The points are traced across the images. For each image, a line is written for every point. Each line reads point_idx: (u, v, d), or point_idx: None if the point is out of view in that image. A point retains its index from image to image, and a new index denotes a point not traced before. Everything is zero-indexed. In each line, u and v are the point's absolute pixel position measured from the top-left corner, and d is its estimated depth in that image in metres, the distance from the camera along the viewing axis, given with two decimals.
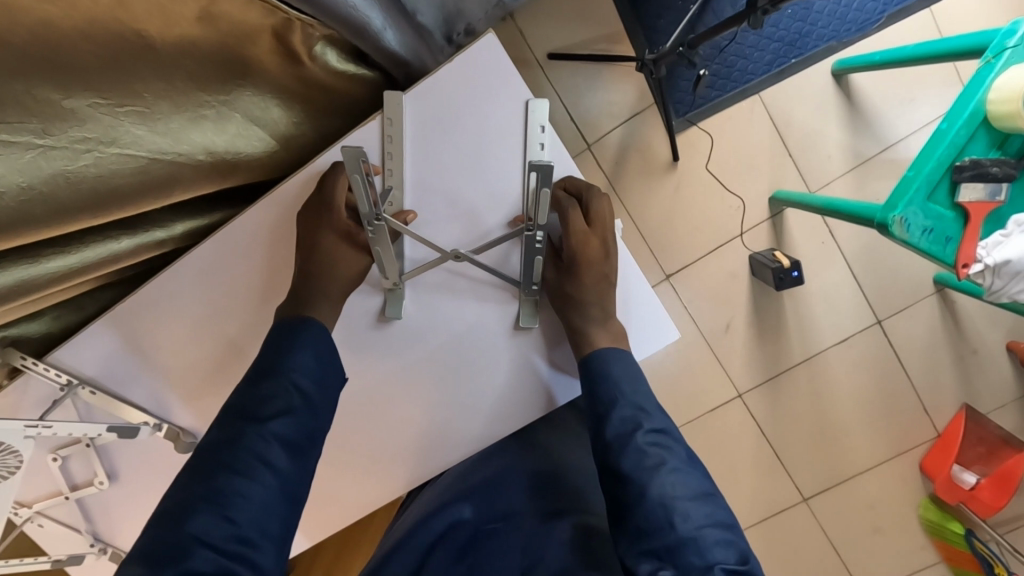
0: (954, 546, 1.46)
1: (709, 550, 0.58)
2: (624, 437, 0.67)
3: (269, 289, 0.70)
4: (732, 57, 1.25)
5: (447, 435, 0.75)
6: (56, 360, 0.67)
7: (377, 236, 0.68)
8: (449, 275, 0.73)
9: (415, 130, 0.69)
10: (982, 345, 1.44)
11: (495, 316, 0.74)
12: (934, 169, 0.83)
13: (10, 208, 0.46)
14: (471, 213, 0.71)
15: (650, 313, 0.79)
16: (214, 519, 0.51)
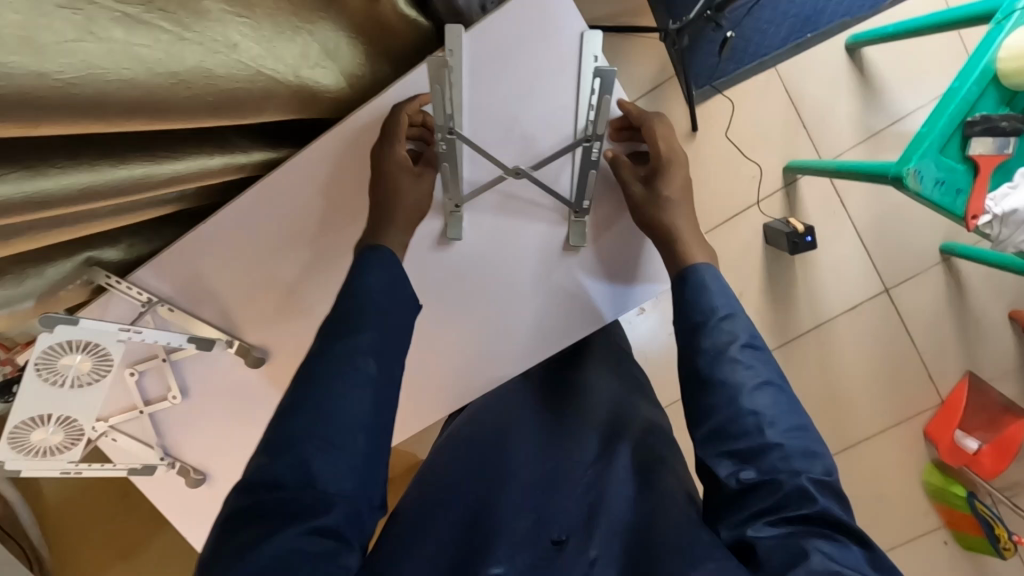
0: (955, 508, 1.49)
1: (795, 458, 0.59)
2: (719, 346, 0.66)
3: (337, 211, 0.73)
4: (750, 31, 1.30)
5: (505, 352, 0.81)
6: (137, 279, 0.71)
7: (448, 151, 0.71)
8: (502, 198, 0.77)
9: (473, 65, 0.71)
10: (985, 314, 1.49)
11: (548, 239, 0.78)
12: (946, 124, 0.89)
13: (156, 100, 0.44)
14: (526, 137, 0.74)
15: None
16: (321, 421, 0.55)
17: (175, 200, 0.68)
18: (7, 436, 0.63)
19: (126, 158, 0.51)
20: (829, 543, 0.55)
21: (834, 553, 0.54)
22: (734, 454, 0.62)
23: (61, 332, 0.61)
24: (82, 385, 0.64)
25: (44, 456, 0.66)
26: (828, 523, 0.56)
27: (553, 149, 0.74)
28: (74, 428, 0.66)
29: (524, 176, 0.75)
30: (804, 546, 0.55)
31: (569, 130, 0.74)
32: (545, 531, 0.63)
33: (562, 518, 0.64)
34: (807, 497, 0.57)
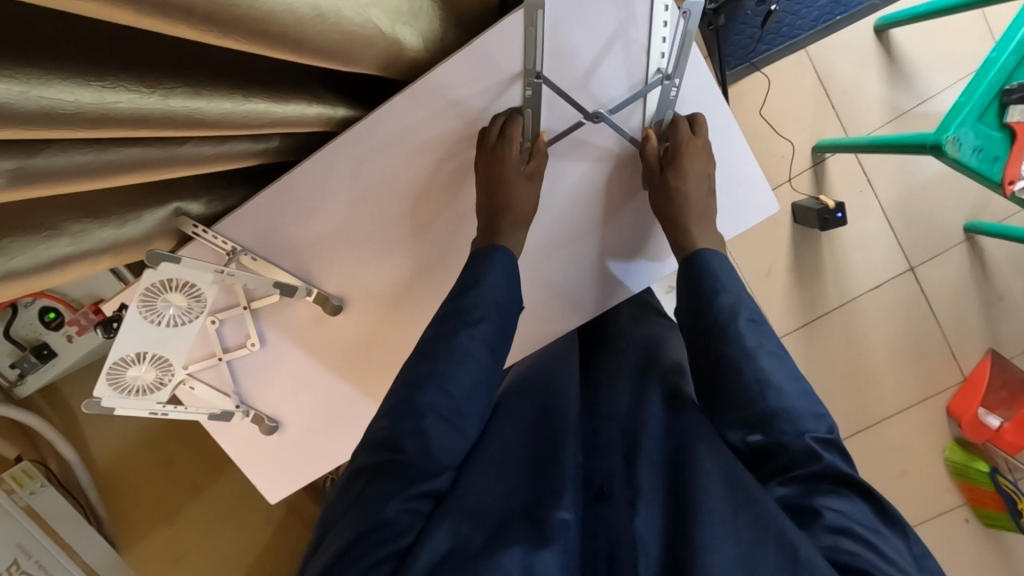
0: (976, 485, 1.51)
1: (800, 420, 0.62)
2: (723, 321, 0.68)
3: (441, 166, 0.73)
4: (782, 14, 1.33)
5: (572, 303, 0.81)
6: (221, 230, 0.73)
7: (532, 97, 0.69)
8: (576, 144, 0.73)
9: (557, 10, 0.64)
10: (1008, 291, 1.53)
11: (620, 185, 0.76)
12: (984, 93, 0.93)
13: (303, 35, 0.46)
14: (598, 84, 0.69)
15: (749, 179, 0.77)
16: (439, 393, 0.59)
17: (263, 153, 0.70)
18: (107, 372, 0.66)
19: (246, 84, 0.52)
20: (838, 498, 0.59)
21: (846, 510, 0.57)
22: (740, 421, 0.64)
23: (164, 269, 0.66)
24: (176, 325, 0.68)
25: (136, 395, 0.69)
26: (836, 479, 0.59)
27: (625, 96, 0.70)
28: (164, 366, 0.69)
29: (602, 121, 0.71)
30: (813, 507, 0.58)
31: (642, 73, 0.69)
32: (589, 484, 0.66)
33: (604, 467, 0.66)
34: (813, 454, 0.60)
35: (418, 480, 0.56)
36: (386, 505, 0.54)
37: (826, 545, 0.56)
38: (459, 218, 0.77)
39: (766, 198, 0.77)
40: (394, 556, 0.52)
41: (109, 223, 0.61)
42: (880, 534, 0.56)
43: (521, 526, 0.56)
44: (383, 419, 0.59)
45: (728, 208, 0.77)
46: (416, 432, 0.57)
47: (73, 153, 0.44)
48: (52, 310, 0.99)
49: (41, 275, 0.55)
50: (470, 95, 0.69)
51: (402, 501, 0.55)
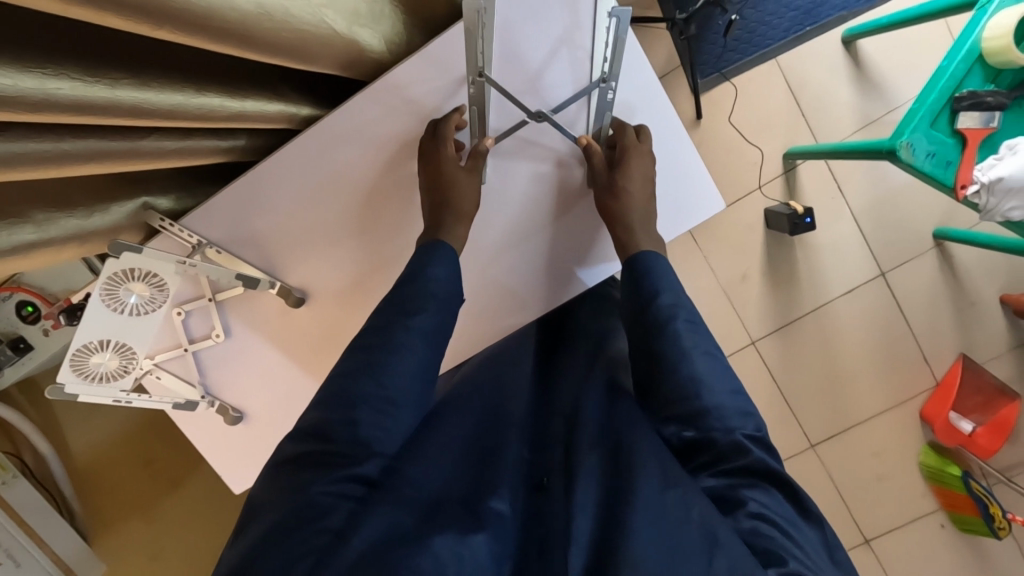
0: (951, 489, 1.52)
1: (729, 417, 0.65)
2: (661, 320, 0.70)
3: (394, 166, 0.76)
4: (752, 24, 1.38)
5: (525, 299, 0.81)
6: (188, 224, 0.76)
7: (476, 94, 0.71)
8: (522, 143, 0.75)
9: (502, 13, 0.67)
10: (979, 297, 1.55)
11: (566, 182, 0.77)
12: (936, 98, 0.95)
13: (247, 32, 0.49)
14: (541, 86, 0.72)
15: (696, 175, 0.77)
16: (375, 381, 0.62)
17: (228, 151, 0.73)
18: (70, 358, 0.68)
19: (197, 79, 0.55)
20: (761, 492, 0.61)
21: (768, 503, 0.60)
22: (673, 419, 0.67)
23: (127, 259, 0.68)
24: (140, 314, 0.70)
25: (100, 382, 0.71)
26: (760, 474, 0.62)
27: (567, 97, 0.72)
28: (126, 353, 0.71)
29: (545, 121, 0.73)
30: (737, 497, 0.61)
31: (584, 76, 0.72)
32: (533, 471, 0.68)
33: (549, 456, 0.69)
34: (742, 448, 0.63)
35: (351, 466, 0.57)
36: (312, 484, 0.55)
37: (748, 529, 0.58)
38: (406, 222, 0.78)
39: (710, 195, 0.78)
40: (328, 533, 0.51)
41: (74, 213, 0.64)
42: (795, 525, 0.59)
43: (458, 512, 0.58)
44: (317, 408, 0.61)
45: (674, 205, 0.78)
46: (353, 424, 0.59)
47: (30, 141, 0.46)
48: (30, 303, 1.01)
49: (6, 260, 0.58)
50: (427, 96, 0.73)
51: (329, 480, 0.56)
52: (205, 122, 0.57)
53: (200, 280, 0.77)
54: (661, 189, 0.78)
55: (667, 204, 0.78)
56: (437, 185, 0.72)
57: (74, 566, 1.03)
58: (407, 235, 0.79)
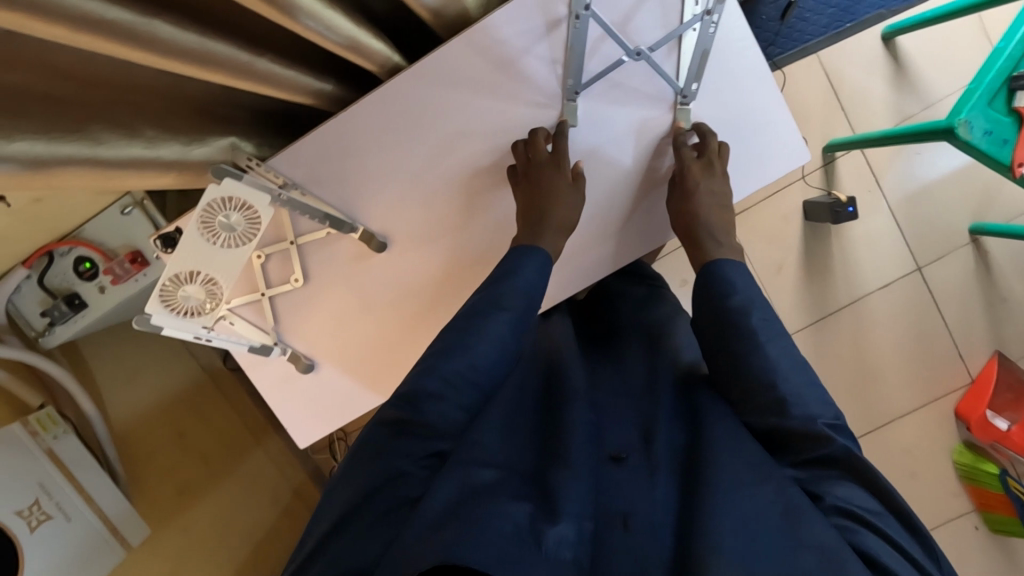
0: (985, 488, 1.50)
1: (809, 404, 0.61)
2: (732, 318, 0.67)
3: (486, 107, 0.76)
4: (795, 20, 1.40)
5: (589, 256, 0.82)
6: (273, 165, 0.76)
7: (579, 31, 0.71)
8: (613, 87, 0.75)
9: None
10: (1012, 293, 1.56)
11: (651, 128, 0.77)
12: (994, 78, 0.98)
13: None
14: (636, 25, 0.72)
15: (773, 129, 0.77)
16: (468, 364, 0.62)
17: (318, 89, 0.72)
18: (159, 290, 0.68)
19: None
20: (846, 487, 0.58)
21: (849, 496, 0.57)
22: (750, 412, 0.64)
23: (228, 184, 0.68)
24: (233, 246, 0.68)
25: (185, 316, 0.69)
26: (842, 467, 0.58)
27: (661, 37, 0.72)
28: (211, 288, 0.69)
29: (642, 61, 0.72)
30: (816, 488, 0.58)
31: (675, 19, 0.72)
32: (602, 446, 0.65)
33: (619, 433, 0.65)
34: (821, 437, 0.58)
35: (433, 441, 0.59)
36: (402, 458, 0.57)
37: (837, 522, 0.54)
38: (495, 193, 0.79)
39: (798, 144, 0.78)
40: (403, 502, 0.56)
41: (178, 138, 0.64)
42: (884, 518, 0.55)
43: (531, 493, 0.57)
44: (414, 377, 0.62)
45: (744, 162, 0.78)
46: (433, 397, 0.60)
47: (181, 32, 0.46)
48: (87, 259, 1.00)
49: (125, 171, 0.57)
50: (520, 38, 0.72)
51: (416, 456, 0.58)
52: (321, 39, 0.58)
53: (284, 216, 0.77)
54: (735, 147, 0.78)
55: (739, 162, 0.78)
56: (533, 182, 0.74)
57: (120, 527, 1.02)
58: (491, 203, 0.79)
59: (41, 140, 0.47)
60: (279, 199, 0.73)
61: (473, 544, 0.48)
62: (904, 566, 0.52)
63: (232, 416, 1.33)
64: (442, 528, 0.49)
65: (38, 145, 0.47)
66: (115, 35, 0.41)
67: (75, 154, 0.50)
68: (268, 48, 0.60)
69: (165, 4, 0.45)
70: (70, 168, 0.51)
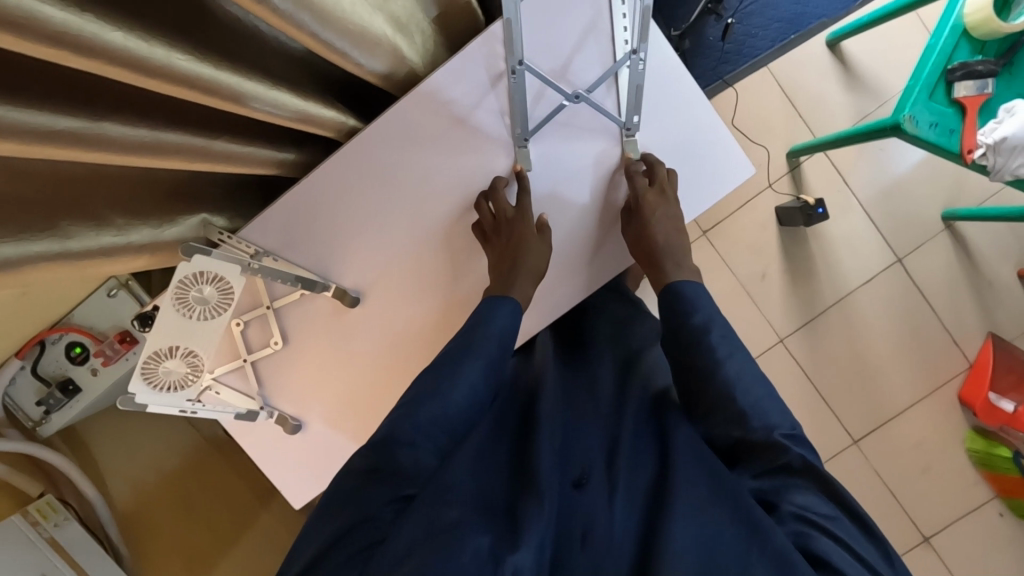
0: (1004, 474, 1.47)
1: (769, 415, 0.64)
2: (695, 336, 0.70)
3: (439, 161, 0.79)
4: (741, 37, 1.44)
5: (559, 291, 0.83)
6: (244, 237, 0.80)
7: (517, 84, 0.75)
8: (559, 128, 0.78)
9: (527, 14, 0.73)
10: (996, 275, 1.56)
11: (602, 162, 0.80)
12: (930, 74, 1.02)
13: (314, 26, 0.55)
14: (572, 70, 0.76)
15: (718, 148, 0.80)
16: (438, 407, 0.64)
17: (278, 162, 0.76)
18: (141, 367, 0.70)
19: (260, 76, 0.59)
20: (803, 492, 0.61)
21: (806, 503, 0.60)
22: (717, 425, 0.66)
23: (198, 261, 0.70)
24: (208, 317, 0.71)
25: (168, 391, 0.72)
26: (802, 474, 0.61)
27: (597, 77, 0.76)
28: (191, 360, 0.71)
29: (582, 102, 0.76)
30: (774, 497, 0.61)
31: (608, 60, 0.76)
32: (566, 471, 0.64)
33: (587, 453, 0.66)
34: (779, 447, 0.61)
35: (402, 485, 0.59)
36: (370, 503, 0.58)
37: (791, 530, 0.58)
38: (460, 236, 0.82)
39: (741, 159, 0.80)
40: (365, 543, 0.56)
41: (148, 222, 0.68)
42: (836, 521, 0.58)
43: (497, 524, 0.56)
44: (395, 417, 0.63)
45: (694, 183, 0.81)
46: (409, 443, 0.61)
47: (132, 129, 0.50)
48: (78, 344, 1.03)
49: (98, 260, 0.61)
50: (463, 94, 0.77)
51: (384, 498, 0.58)
52: (271, 116, 0.62)
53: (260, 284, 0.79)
54: (684, 171, 0.81)
55: (690, 185, 0.81)
56: (495, 229, 0.77)
57: None
58: (455, 248, 0.82)
59: (10, 242, 0.51)
60: (249, 269, 0.75)
61: (438, 568, 0.50)
62: (854, 567, 0.55)
63: (247, 489, 1.28)
64: (409, 558, 0.51)
65: (7, 247, 0.50)
66: (69, 141, 0.44)
67: (46, 252, 0.54)
68: (223, 131, 0.64)
69: (117, 104, 0.49)
70: (42, 265, 0.54)
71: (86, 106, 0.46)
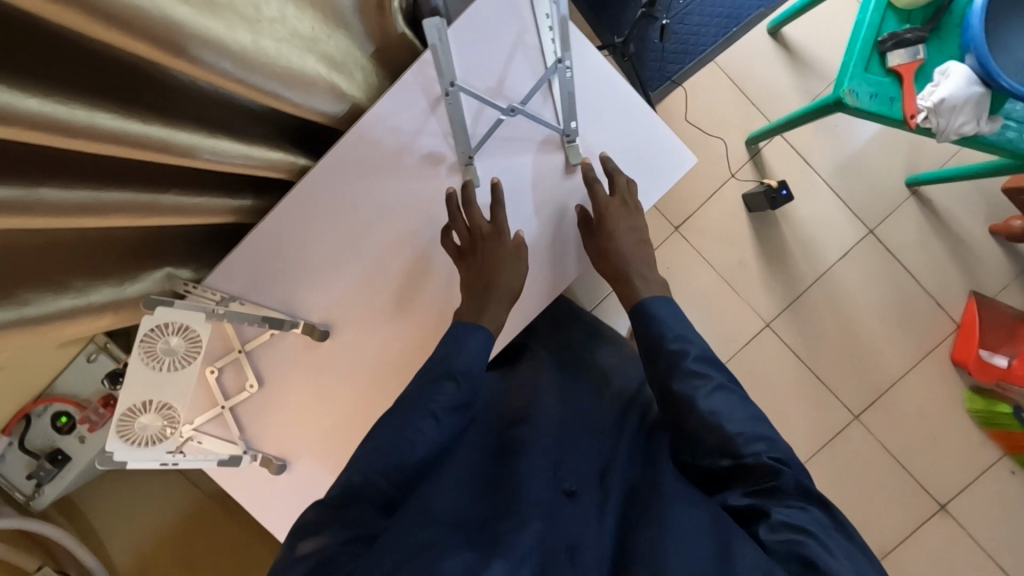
0: (1008, 429, 1.49)
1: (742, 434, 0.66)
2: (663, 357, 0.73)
3: (390, 188, 0.81)
4: (684, 35, 1.51)
5: (527, 301, 0.83)
6: (209, 285, 0.81)
7: (452, 105, 0.77)
8: (502, 142, 0.80)
9: (456, 39, 0.77)
10: (968, 233, 1.58)
11: (548, 170, 0.81)
12: (862, 47, 1.05)
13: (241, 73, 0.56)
14: (506, 85, 0.78)
15: (659, 144, 0.82)
16: (401, 446, 0.64)
17: (232, 208, 0.78)
18: (116, 423, 0.70)
19: (198, 126, 0.61)
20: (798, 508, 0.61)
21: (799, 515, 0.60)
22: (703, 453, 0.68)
23: (161, 313, 0.71)
24: (176, 369, 0.72)
25: (146, 445, 0.72)
26: (800, 494, 0.62)
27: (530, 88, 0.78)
28: (166, 413, 0.72)
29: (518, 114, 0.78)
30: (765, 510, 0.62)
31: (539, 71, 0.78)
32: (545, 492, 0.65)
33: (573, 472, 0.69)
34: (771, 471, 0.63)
35: (361, 527, 0.60)
36: (331, 541, 0.58)
37: (780, 537, 0.58)
38: (421, 258, 0.83)
39: (682, 151, 0.82)
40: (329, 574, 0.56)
41: (108, 281, 0.69)
42: (824, 528, 0.59)
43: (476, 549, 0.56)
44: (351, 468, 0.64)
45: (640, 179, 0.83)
46: (355, 496, 0.61)
47: (71, 192, 0.51)
48: (64, 414, 1.03)
49: (58, 323, 0.62)
50: (405, 121, 0.79)
51: (344, 538, 0.58)
52: (212, 163, 0.64)
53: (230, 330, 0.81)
54: (630, 169, 0.82)
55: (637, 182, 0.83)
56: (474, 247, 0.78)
57: None
58: (417, 271, 0.83)
59: None
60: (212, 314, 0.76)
61: None
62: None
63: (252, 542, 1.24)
64: None
65: None
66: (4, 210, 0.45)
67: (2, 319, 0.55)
68: (171, 185, 0.66)
69: (54, 170, 0.50)
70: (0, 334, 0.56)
71: (20, 175, 0.47)
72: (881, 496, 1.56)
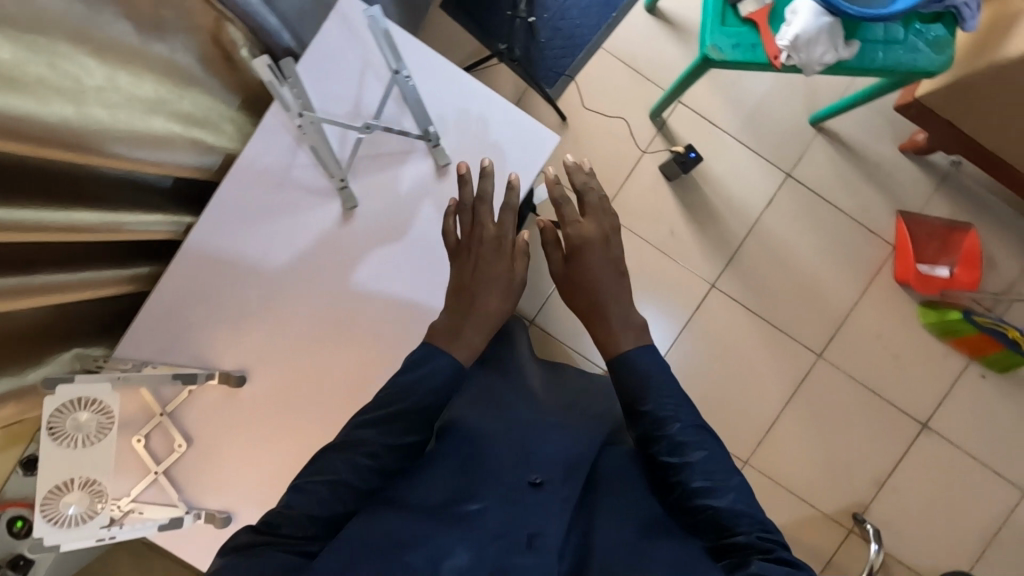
0: (963, 335, 1.52)
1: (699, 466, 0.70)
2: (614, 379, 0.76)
3: (275, 225, 0.83)
4: (567, 29, 1.57)
5: (427, 304, 0.84)
6: (119, 356, 0.83)
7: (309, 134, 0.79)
8: (371, 159, 0.84)
9: (306, 74, 0.81)
10: (881, 157, 1.62)
11: (420, 176, 0.85)
12: (714, 4, 1.10)
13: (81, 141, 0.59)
14: (361, 106, 0.83)
15: (519, 130, 0.86)
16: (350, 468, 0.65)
17: (123, 277, 0.80)
18: (41, 508, 0.70)
19: (59, 202, 0.63)
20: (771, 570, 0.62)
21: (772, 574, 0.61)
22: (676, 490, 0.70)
23: (63, 391, 0.71)
24: (91, 443, 0.72)
25: (72, 526, 0.71)
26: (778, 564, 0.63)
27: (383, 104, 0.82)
28: (94, 488, 0.72)
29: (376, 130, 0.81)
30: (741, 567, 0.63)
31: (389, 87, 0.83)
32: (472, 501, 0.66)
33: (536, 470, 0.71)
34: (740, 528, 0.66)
35: (298, 544, 0.61)
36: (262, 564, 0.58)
37: None
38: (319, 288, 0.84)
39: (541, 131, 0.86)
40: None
41: (7, 370, 0.70)
42: None
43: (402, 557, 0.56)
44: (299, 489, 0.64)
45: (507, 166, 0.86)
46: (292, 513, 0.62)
47: None
48: (20, 517, 1.04)
49: None
50: (276, 159, 0.82)
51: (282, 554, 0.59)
52: (84, 233, 0.66)
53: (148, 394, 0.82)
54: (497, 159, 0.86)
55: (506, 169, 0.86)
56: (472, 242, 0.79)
57: None
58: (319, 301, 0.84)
59: None
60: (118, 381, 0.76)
61: None
62: None
63: None
64: None
65: None
66: None
67: None
68: (46, 265, 0.67)
69: None
70: None
71: None
72: (860, 427, 1.57)
